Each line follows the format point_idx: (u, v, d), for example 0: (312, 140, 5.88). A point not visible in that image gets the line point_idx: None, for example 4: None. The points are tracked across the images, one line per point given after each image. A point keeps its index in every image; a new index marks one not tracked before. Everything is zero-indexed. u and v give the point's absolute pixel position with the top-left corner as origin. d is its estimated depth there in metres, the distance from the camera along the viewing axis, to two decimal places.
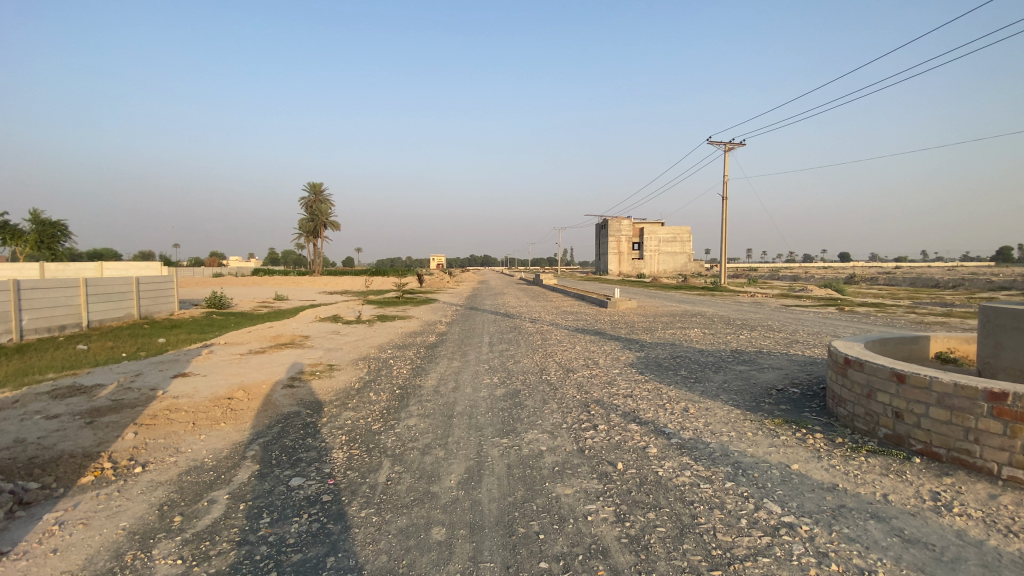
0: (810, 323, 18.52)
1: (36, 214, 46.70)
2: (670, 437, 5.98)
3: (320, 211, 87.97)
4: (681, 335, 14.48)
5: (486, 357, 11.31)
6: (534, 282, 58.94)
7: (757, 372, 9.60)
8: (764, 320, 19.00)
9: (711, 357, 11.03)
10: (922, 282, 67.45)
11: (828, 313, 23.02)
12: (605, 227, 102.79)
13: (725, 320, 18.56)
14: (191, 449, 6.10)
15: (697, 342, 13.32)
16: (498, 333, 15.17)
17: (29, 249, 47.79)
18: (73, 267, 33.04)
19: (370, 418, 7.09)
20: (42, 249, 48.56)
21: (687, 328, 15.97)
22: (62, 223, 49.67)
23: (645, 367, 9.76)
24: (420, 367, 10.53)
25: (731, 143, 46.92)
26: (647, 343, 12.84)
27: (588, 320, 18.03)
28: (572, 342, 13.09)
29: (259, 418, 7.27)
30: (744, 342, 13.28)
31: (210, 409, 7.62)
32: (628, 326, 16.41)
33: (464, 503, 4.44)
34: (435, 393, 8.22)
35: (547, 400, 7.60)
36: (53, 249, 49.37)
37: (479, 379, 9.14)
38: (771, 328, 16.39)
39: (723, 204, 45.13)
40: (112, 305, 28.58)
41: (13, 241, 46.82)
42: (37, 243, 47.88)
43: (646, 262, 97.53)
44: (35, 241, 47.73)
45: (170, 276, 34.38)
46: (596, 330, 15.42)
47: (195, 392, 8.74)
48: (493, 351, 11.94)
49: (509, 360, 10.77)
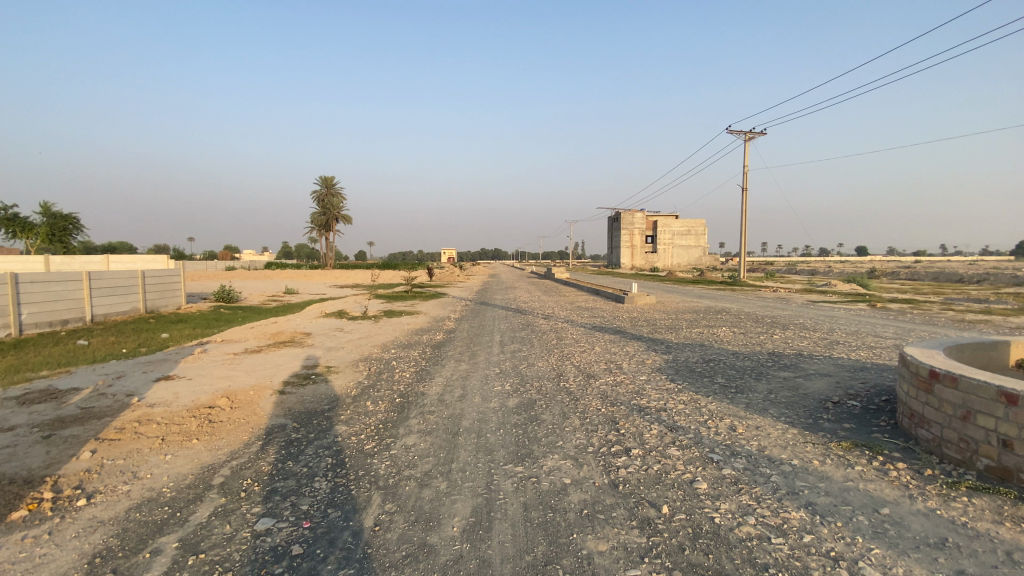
0: (844, 320, 17.23)
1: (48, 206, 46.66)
2: (719, 468, 4.94)
3: (331, 205, 87.65)
4: (708, 335, 13.33)
5: (496, 359, 10.30)
6: (547, 275, 57.78)
7: (805, 379, 8.47)
8: (794, 318, 17.73)
9: (748, 361, 9.90)
10: (949, 276, 64.98)
11: (861, 310, 21.64)
12: (618, 221, 101.25)
13: (752, 318, 17.34)
14: (151, 474, 5.23)
15: (727, 343, 12.15)
16: (510, 331, 14.12)
17: (41, 243, 47.69)
18: (80, 261, 32.80)
19: (363, 434, 6.13)
20: (56, 243, 48.60)
21: (714, 327, 14.79)
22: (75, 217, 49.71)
23: (676, 375, 8.70)
24: (424, 370, 9.54)
25: (751, 132, 45.44)
26: (672, 344, 11.73)
27: (606, 318, 16.92)
28: (590, 342, 12.02)
29: (238, 434, 6.37)
30: (780, 344, 12.08)
31: (185, 422, 6.73)
32: (649, 323, 15.29)
33: (469, 563, 3.45)
34: (439, 404, 7.23)
35: (567, 414, 6.58)
36: (67, 243, 49.48)
37: (489, 386, 8.14)
38: (804, 327, 15.17)
39: (743, 196, 43.63)
40: (117, 299, 28.10)
41: (27, 235, 46.86)
42: (49, 236, 47.73)
43: (660, 256, 95.80)
44: (48, 234, 47.54)
45: (177, 270, 33.97)
46: (615, 328, 14.35)
47: (174, 399, 7.89)
48: (504, 352, 10.93)
49: (522, 363, 9.74)
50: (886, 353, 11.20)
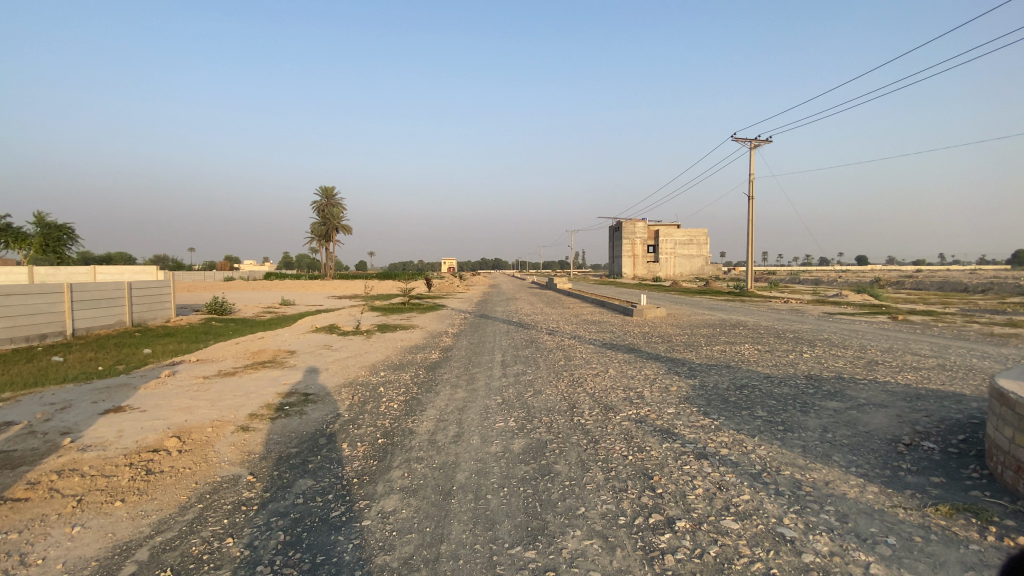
0: (872, 335, 15.97)
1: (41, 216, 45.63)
2: (798, 554, 3.66)
3: (332, 216, 86.68)
4: (731, 354, 12.04)
5: (498, 384, 9.05)
6: (547, 286, 56.67)
7: (861, 413, 7.18)
8: (818, 333, 16.46)
9: (787, 388, 8.62)
10: (957, 285, 63.76)
11: (884, 323, 20.33)
12: (619, 230, 100.24)
13: (772, 333, 16.08)
14: (44, 559, 3.89)
15: (756, 364, 10.86)
16: (512, 349, 12.84)
17: (35, 254, 46.56)
18: (65, 271, 31.56)
19: (332, 494, 4.88)
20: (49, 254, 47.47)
21: (735, 344, 13.51)
22: (69, 228, 48.65)
23: (709, 407, 7.41)
24: (414, 400, 8.26)
25: (755, 140, 44.62)
26: (695, 366, 10.45)
27: (615, 333, 15.64)
28: (603, 364, 10.73)
29: (177, 493, 5.09)
30: (814, 365, 10.77)
31: (116, 476, 5.46)
32: (664, 340, 14.03)
33: None
34: (430, 447, 5.98)
35: (587, 465, 5.33)
36: (61, 254, 48.43)
37: (489, 421, 6.87)
38: (832, 344, 13.88)
39: (749, 206, 42.60)
40: (101, 312, 26.86)
41: (20, 245, 45.78)
42: (42, 247, 46.57)
43: (662, 265, 94.68)
44: (42, 244, 46.40)
45: (167, 281, 32.73)
46: (628, 346, 13.06)
47: (115, 442, 6.60)
48: (506, 376, 9.66)
49: (527, 391, 8.45)
50: (937, 375, 9.90)
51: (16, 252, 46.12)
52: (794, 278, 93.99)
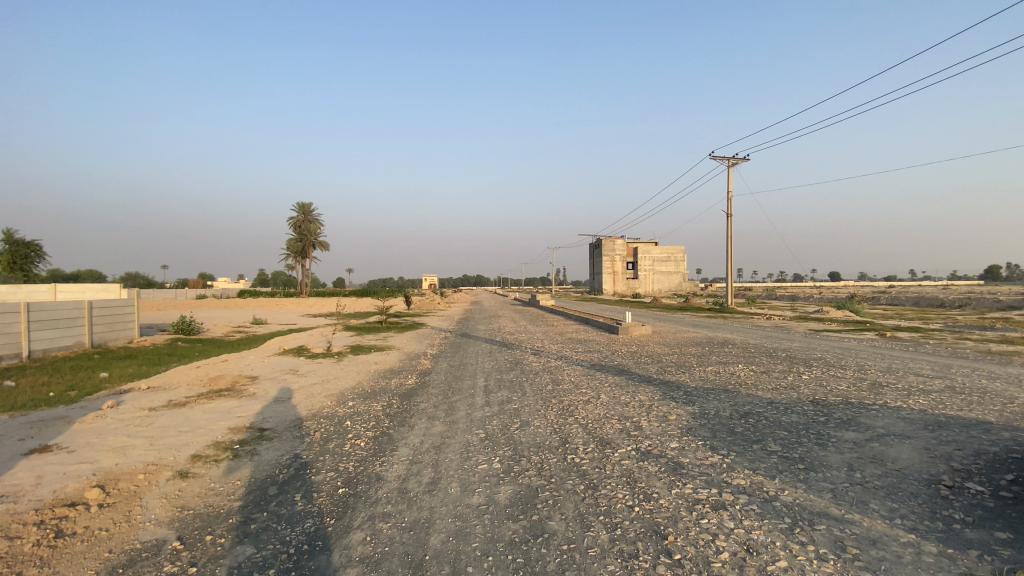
0: (866, 354, 15.55)
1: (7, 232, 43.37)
2: None
3: (309, 232, 84.77)
4: (727, 375, 11.35)
5: (481, 415, 8.17)
6: (529, 303, 56.02)
7: (883, 446, 6.51)
8: (810, 352, 15.96)
9: (796, 417, 7.91)
10: (930, 301, 65.07)
11: (872, 340, 20.07)
12: (600, 247, 100.60)
13: (764, 352, 15.51)
14: None
15: (756, 387, 10.17)
16: (495, 373, 11.96)
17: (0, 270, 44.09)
18: (23, 289, 29.58)
19: (276, 568, 3.92)
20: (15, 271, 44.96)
21: (729, 364, 12.86)
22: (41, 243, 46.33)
23: (716, 441, 6.64)
24: (385, 436, 7.31)
25: (733, 158, 45.22)
26: (692, 390, 9.70)
27: (603, 353, 14.90)
28: (594, 389, 9.91)
29: (85, 566, 4.07)
30: (816, 388, 10.15)
31: (12, 543, 4.40)
32: (656, 361, 13.32)
33: None
34: (400, 500, 5.06)
35: (589, 521, 4.47)
36: (30, 271, 45.86)
37: (470, 463, 5.99)
38: (828, 363, 13.35)
39: (730, 223, 42.86)
40: (58, 332, 25.07)
41: None
42: (9, 264, 44.18)
43: (642, 282, 95.07)
44: (7, 261, 43.97)
45: (131, 299, 30.96)
46: (618, 367, 12.29)
47: (26, 492, 5.50)
48: (489, 404, 8.78)
49: (513, 423, 7.58)
50: (947, 399, 9.34)
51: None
52: (771, 294, 95.31)
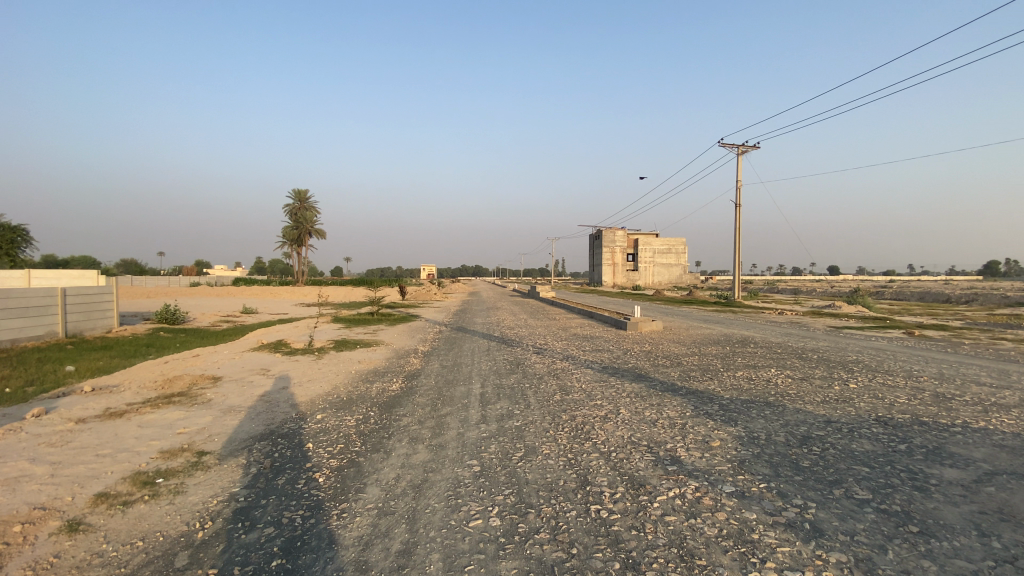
0: (904, 356, 14.04)
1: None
2: None
3: (305, 220, 82.72)
4: (763, 384, 9.75)
5: (475, 436, 6.58)
6: (529, 295, 54.60)
7: (1002, 491, 4.95)
8: (842, 354, 14.38)
9: (869, 445, 6.32)
10: (935, 295, 63.66)
11: (902, 339, 18.53)
12: (600, 238, 98.90)
13: (792, 354, 13.92)
14: None
15: (802, 401, 8.58)
16: (493, 376, 10.38)
17: None
18: None
19: None
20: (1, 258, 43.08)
21: (760, 368, 11.32)
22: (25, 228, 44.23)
23: (782, 482, 5.06)
24: (353, 467, 5.74)
25: (740, 147, 43.78)
26: (729, 405, 8.10)
27: (615, 352, 13.36)
28: (610, 400, 8.29)
29: None
30: (873, 402, 8.55)
31: None
32: (675, 363, 11.76)
33: None
34: None
35: None
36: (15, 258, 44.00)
37: (459, 519, 4.39)
38: (870, 368, 11.77)
39: (737, 213, 41.32)
40: (27, 322, 23.33)
41: None
42: None
43: (642, 274, 93.38)
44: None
45: (109, 287, 29.22)
46: (635, 371, 10.70)
47: None
48: (485, 421, 7.21)
49: (515, 451, 5.99)
50: None
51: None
52: (773, 288, 93.90)
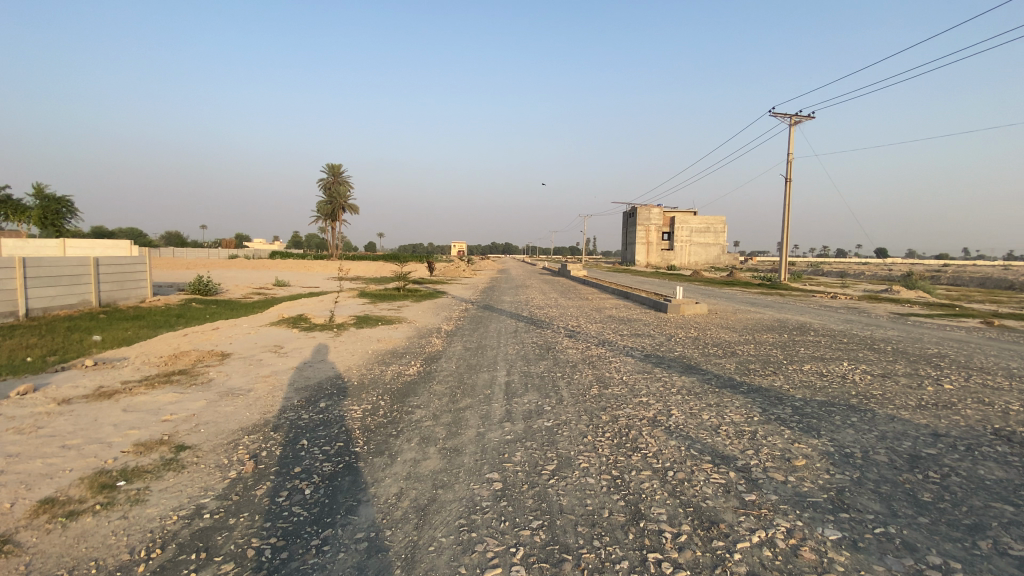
0: (995, 351, 12.17)
1: (38, 188, 42.34)
2: None
3: (337, 194, 83.04)
4: (838, 382, 8.25)
5: (498, 440, 5.46)
6: (561, 273, 53.04)
7: None
8: (919, 345, 12.61)
9: (1002, 471, 4.87)
10: (998, 279, 58.95)
11: (983, 330, 16.41)
12: (634, 216, 95.81)
13: (861, 344, 12.24)
14: None
15: (892, 405, 7.11)
16: (521, 363, 9.27)
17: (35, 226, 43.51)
18: (33, 244, 28.30)
19: None
20: (48, 228, 44.30)
21: (829, 362, 9.79)
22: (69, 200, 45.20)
23: (904, 528, 3.75)
24: (348, 475, 4.72)
25: (792, 116, 40.56)
26: (806, 410, 6.70)
27: (657, 338, 12.02)
28: (658, 398, 7.05)
29: None
30: (983, 408, 6.99)
31: None
32: (728, 353, 10.37)
33: None
34: None
35: None
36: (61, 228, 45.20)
37: (470, 568, 3.27)
38: (961, 364, 10.05)
39: (788, 189, 38.48)
40: (62, 291, 23.54)
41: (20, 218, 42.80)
42: (42, 221, 43.50)
43: (677, 253, 90.26)
44: (41, 217, 43.22)
45: (142, 257, 29.39)
46: (683, 361, 9.39)
47: None
48: (510, 419, 6.08)
49: (547, 463, 4.84)
50: None
51: (12, 223, 42.94)
52: (817, 270, 89.32)
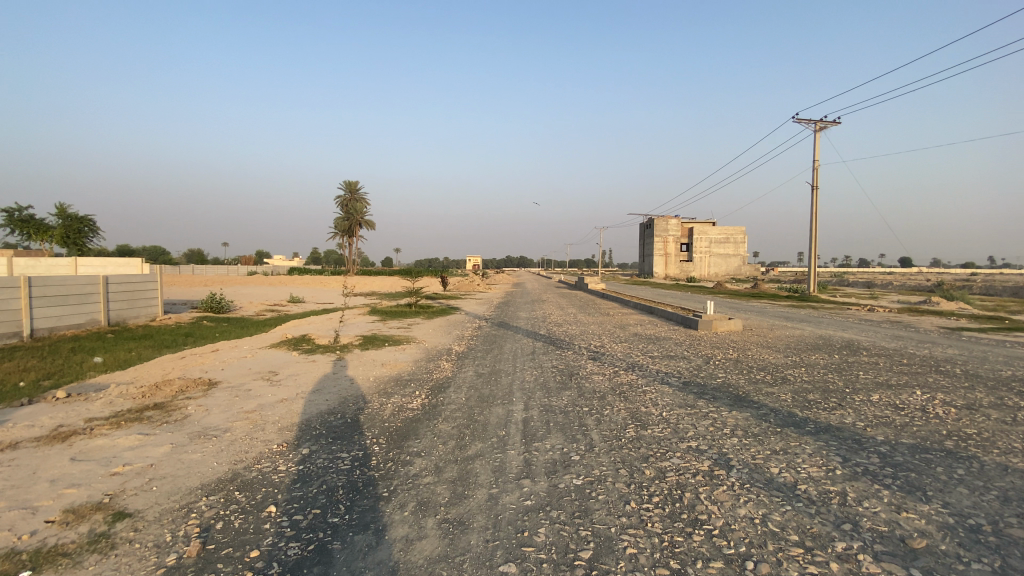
0: None
1: (61, 208, 42.60)
2: None
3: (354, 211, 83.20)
4: (923, 418, 6.87)
5: (514, 508, 4.25)
6: (578, 285, 51.88)
7: None
8: (993, 366, 11.07)
9: None
10: None
11: None
12: (650, 227, 94.20)
13: (927, 367, 10.70)
14: None
15: (1002, 449, 5.73)
16: (541, 393, 8.06)
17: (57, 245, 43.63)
18: (46, 264, 28.03)
19: None
20: (71, 247, 44.48)
21: (900, 391, 8.38)
22: (91, 219, 45.34)
23: None
24: (317, 565, 3.56)
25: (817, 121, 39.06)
26: (897, 460, 5.32)
27: (693, 361, 10.72)
28: (710, 442, 5.79)
29: None
30: None
31: None
32: (778, 379, 9.02)
33: None
34: None
35: None
36: (82, 246, 45.36)
37: None
38: None
39: (814, 196, 36.92)
40: (70, 310, 23.02)
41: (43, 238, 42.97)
42: (64, 240, 43.67)
43: (696, 264, 88.15)
44: (63, 237, 43.31)
45: (152, 275, 28.93)
46: (728, 391, 8.09)
47: None
48: (529, 475, 4.87)
49: (579, 549, 3.61)
50: None
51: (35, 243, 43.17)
52: (842, 280, 86.46)
